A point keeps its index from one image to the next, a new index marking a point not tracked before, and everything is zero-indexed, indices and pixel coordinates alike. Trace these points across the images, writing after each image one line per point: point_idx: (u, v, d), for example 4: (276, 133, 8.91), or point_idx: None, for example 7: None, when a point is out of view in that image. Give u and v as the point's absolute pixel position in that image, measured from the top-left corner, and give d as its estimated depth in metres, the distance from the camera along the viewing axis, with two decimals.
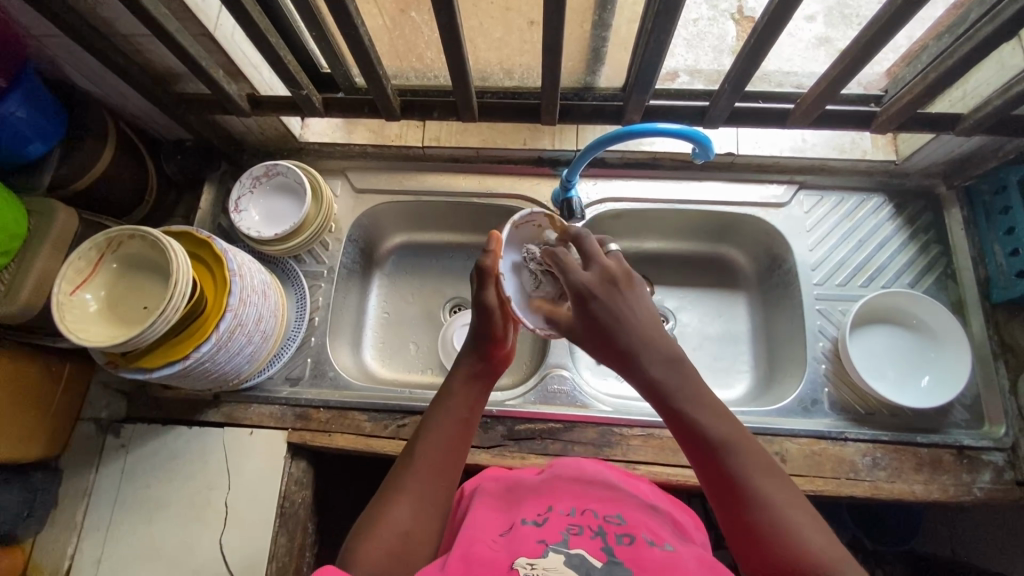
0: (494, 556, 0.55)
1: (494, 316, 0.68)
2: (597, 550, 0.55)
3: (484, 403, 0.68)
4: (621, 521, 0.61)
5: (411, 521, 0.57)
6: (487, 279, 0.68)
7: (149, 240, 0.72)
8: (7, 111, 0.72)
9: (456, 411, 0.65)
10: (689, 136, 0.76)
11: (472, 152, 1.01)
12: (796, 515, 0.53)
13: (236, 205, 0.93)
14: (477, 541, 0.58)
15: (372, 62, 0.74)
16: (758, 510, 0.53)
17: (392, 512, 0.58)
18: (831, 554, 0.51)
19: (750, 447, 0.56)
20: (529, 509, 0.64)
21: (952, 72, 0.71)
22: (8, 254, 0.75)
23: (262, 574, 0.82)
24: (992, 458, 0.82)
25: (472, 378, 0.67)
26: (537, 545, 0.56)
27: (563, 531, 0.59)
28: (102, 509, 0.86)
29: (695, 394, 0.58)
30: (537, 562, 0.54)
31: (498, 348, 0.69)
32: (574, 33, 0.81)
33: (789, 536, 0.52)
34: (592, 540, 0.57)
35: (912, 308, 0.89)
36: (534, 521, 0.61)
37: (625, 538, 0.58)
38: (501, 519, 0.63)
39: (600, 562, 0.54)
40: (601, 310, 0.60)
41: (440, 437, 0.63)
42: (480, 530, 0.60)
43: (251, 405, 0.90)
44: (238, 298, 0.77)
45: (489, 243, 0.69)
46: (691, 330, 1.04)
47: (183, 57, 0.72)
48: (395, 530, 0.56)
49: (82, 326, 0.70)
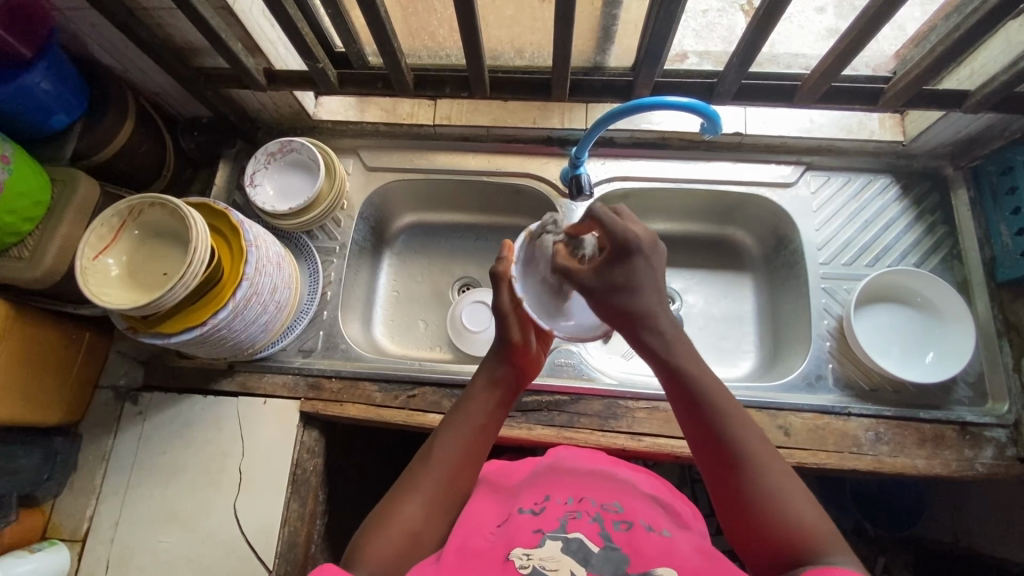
0: (490, 548, 0.60)
1: (510, 320, 0.69)
2: (595, 535, 0.59)
3: (504, 412, 0.69)
4: (618, 507, 0.65)
5: (421, 522, 0.59)
6: (500, 283, 0.67)
7: (170, 208, 0.74)
8: (33, 82, 0.74)
9: (475, 416, 0.66)
10: (699, 111, 0.78)
11: (483, 130, 1.01)
12: (791, 491, 0.54)
13: (251, 179, 0.95)
14: (474, 534, 0.62)
15: (388, 35, 0.75)
16: (753, 484, 0.54)
17: (406, 507, 0.59)
18: (824, 528, 0.52)
19: (748, 423, 0.57)
20: (528, 497, 0.68)
21: (959, 45, 0.72)
22: (33, 221, 0.77)
23: (274, 538, 0.84)
24: (994, 434, 0.83)
25: (494, 382, 0.68)
26: (532, 534, 0.60)
27: (561, 517, 0.62)
28: (119, 473, 0.89)
29: (697, 364, 0.59)
30: (533, 553, 0.57)
31: (521, 355, 0.70)
32: (586, 11, 0.82)
33: (782, 511, 0.53)
34: (589, 524, 0.61)
35: (916, 286, 0.90)
36: (531, 508, 0.65)
37: (621, 524, 0.62)
38: (501, 510, 0.67)
39: (598, 548, 0.58)
40: (624, 272, 0.59)
41: (458, 440, 0.64)
42: (478, 521, 0.64)
43: (265, 375, 0.92)
44: (255, 268, 0.78)
45: (501, 251, 0.69)
46: (697, 311, 1.06)
47: (203, 29, 0.74)
48: (407, 526, 0.58)
49: (103, 290, 0.72)
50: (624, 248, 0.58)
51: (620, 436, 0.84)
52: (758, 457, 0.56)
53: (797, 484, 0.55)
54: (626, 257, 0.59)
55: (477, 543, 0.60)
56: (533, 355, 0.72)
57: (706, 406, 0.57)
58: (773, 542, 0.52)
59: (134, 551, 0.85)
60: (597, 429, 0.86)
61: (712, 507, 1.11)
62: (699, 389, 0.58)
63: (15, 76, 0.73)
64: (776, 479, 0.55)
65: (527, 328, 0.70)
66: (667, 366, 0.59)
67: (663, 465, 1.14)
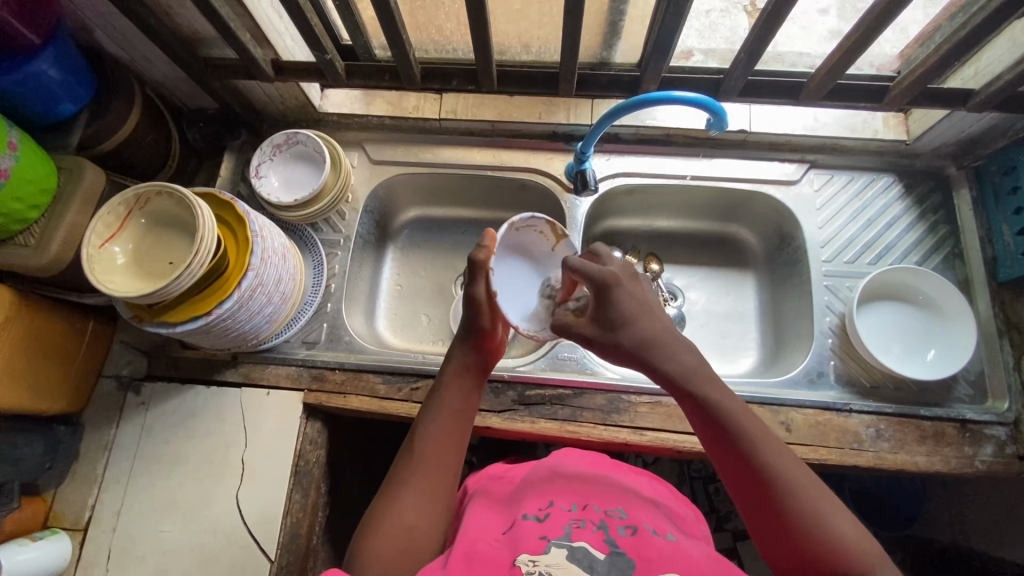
0: (496, 554, 0.59)
1: (482, 307, 0.71)
2: (600, 542, 0.59)
3: (478, 395, 0.72)
4: (622, 514, 0.64)
5: (416, 516, 0.61)
6: (477, 271, 0.72)
7: (176, 196, 0.74)
8: (41, 69, 0.74)
9: (451, 403, 0.69)
10: (705, 106, 0.78)
11: (487, 125, 1.02)
12: (822, 501, 0.55)
13: (256, 171, 0.95)
14: (479, 539, 0.61)
15: (397, 28, 0.76)
16: (780, 496, 0.56)
17: (400, 504, 0.61)
18: (859, 540, 0.53)
19: (768, 432, 0.60)
20: (531, 502, 0.66)
21: (964, 44, 0.73)
22: (39, 208, 0.77)
23: (276, 529, 0.84)
24: (994, 432, 0.83)
25: (465, 370, 0.71)
26: (538, 541, 0.59)
27: (565, 525, 0.61)
28: (121, 463, 0.89)
29: (716, 391, 0.62)
30: (539, 559, 0.57)
31: (488, 340, 0.73)
32: (593, 6, 0.82)
33: (811, 517, 0.55)
34: (594, 532, 0.60)
35: (917, 284, 0.91)
36: (535, 514, 0.63)
37: (627, 529, 0.61)
38: (505, 517, 0.66)
39: (604, 554, 0.57)
40: (626, 303, 0.66)
41: (440, 430, 0.67)
42: (482, 528, 0.64)
43: (269, 366, 0.92)
44: (260, 258, 0.78)
45: (483, 238, 0.73)
46: (699, 308, 1.06)
47: (212, 17, 0.74)
48: (403, 522, 0.60)
49: (109, 278, 0.72)
50: (607, 284, 0.65)
51: (623, 429, 0.85)
52: (785, 470, 0.57)
53: (829, 497, 0.56)
54: (614, 293, 0.66)
55: (483, 550, 0.59)
56: (498, 342, 0.75)
57: (731, 427, 0.60)
58: (810, 552, 0.54)
59: (136, 541, 0.85)
60: (600, 423, 0.86)
61: (711, 505, 1.11)
62: (722, 410, 0.61)
63: (23, 64, 0.73)
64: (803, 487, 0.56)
65: (501, 322, 0.75)
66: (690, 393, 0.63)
67: (663, 462, 1.14)
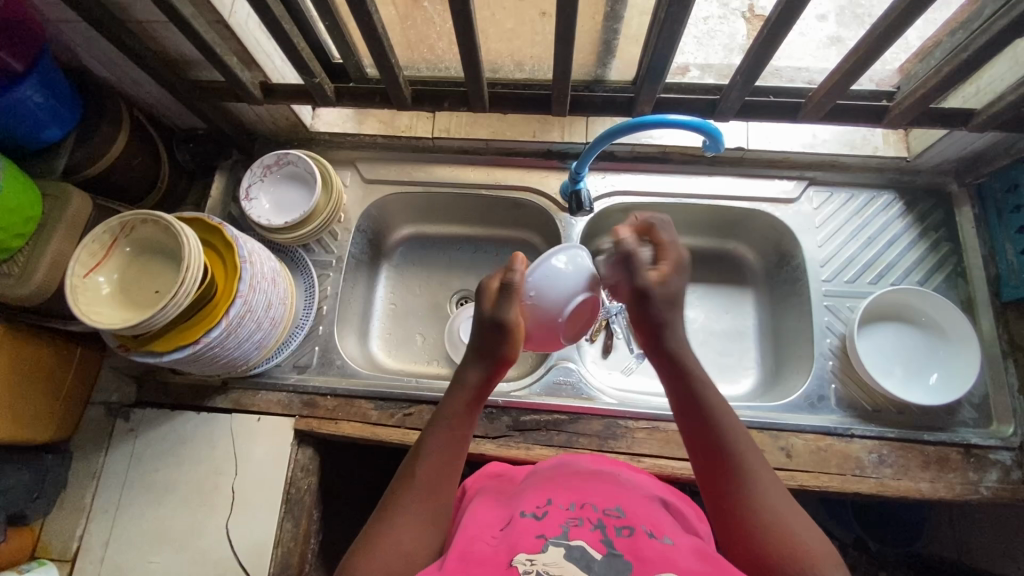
0: (493, 554, 0.55)
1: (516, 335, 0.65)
2: (597, 542, 0.55)
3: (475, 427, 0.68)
4: (621, 513, 0.60)
5: (410, 548, 0.58)
6: (513, 296, 0.65)
7: (162, 224, 0.73)
8: (25, 95, 0.73)
9: (453, 431, 0.65)
10: (700, 128, 0.76)
11: (482, 143, 1.01)
12: (786, 513, 0.57)
13: (247, 193, 0.94)
14: (475, 540, 0.57)
15: (386, 52, 0.75)
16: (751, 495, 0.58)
17: (393, 534, 0.59)
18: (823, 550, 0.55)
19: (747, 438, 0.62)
20: (529, 500, 0.62)
21: (966, 65, 0.71)
22: (23, 237, 0.76)
23: (267, 558, 0.82)
24: (999, 457, 0.82)
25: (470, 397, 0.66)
26: (535, 540, 0.55)
27: (563, 522, 0.57)
28: (110, 491, 0.87)
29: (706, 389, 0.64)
30: (536, 558, 0.53)
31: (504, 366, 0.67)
32: (586, 25, 0.81)
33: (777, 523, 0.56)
34: (591, 531, 0.56)
35: (920, 306, 0.89)
36: (532, 512, 0.60)
37: (623, 530, 0.57)
38: (502, 515, 0.62)
39: (601, 555, 0.53)
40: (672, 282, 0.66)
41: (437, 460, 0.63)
42: (479, 528, 0.60)
43: (259, 392, 0.91)
44: (249, 284, 0.77)
45: (513, 261, 0.66)
46: (698, 326, 1.03)
47: (197, 43, 0.73)
48: (395, 552, 0.57)
49: (93, 308, 0.70)
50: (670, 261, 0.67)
51: (619, 455, 0.83)
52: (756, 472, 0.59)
53: (795, 509, 0.58)
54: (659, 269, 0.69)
55: (478, 550, 0.56)
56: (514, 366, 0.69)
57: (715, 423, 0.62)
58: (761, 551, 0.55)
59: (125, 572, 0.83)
60: (597, 449, 0.85)
61: None
62: (719, 422, 0.62)
63: (7, 90, 0.72)
64: (770, 494, 0.58)
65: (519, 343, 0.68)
66: (680, 381, 0.65)
67: None
